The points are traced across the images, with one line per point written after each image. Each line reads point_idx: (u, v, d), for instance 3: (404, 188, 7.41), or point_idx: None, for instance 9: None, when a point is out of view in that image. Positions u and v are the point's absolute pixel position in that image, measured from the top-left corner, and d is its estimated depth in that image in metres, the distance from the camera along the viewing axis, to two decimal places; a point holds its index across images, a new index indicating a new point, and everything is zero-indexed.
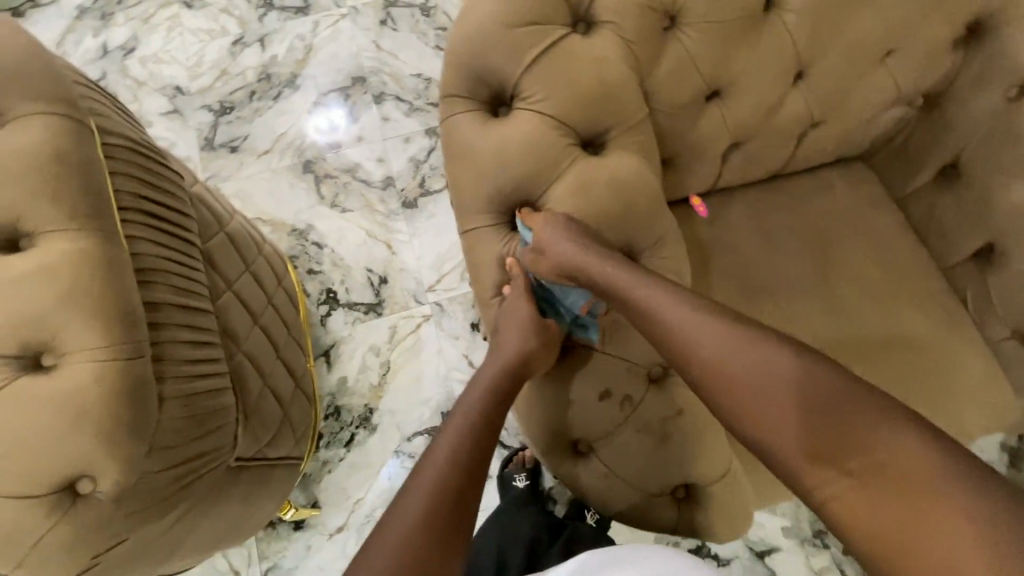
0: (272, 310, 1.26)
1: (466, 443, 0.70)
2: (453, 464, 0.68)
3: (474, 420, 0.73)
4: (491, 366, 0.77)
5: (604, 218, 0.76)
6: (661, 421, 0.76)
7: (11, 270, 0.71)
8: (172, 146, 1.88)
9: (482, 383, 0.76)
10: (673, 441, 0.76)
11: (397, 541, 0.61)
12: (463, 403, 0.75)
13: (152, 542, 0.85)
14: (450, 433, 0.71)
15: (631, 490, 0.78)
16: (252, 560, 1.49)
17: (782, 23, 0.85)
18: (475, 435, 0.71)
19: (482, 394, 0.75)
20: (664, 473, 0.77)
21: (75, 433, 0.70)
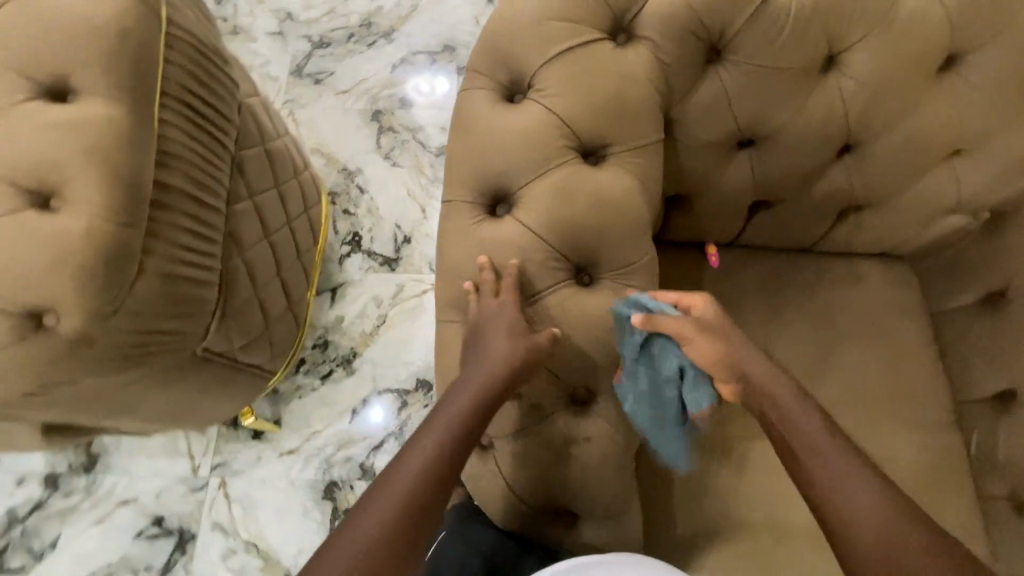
0: (287, 231, 1.33)
1: (439, 461, 0.67)
2: (421, 481, 0.66)
3: (450, 436, 0.69)
4: (474, 376, 0.70)
5: (579, 229, 0.73)
6: (564, 441, 0.75)
7: (49, 116, 0.79)
8: (266, 64, 2.02)
9: (462, 394, 0.70)
10: (570, 464, 0.75)
11: (359, 554, 0.62)
12: (441, 412, 0.70)
13: (102, 393, 0.93)
14: (425, 446, 0.68)
15: (516, 500, 0.77)
16: (208, 451, 1.59)
17: (842, 87, 0.78)
18: (450, 453, 0.68)
19: (461, 406, 0.70)
20: (554, 491, 0.76)
21: (54, 272, 0.77)
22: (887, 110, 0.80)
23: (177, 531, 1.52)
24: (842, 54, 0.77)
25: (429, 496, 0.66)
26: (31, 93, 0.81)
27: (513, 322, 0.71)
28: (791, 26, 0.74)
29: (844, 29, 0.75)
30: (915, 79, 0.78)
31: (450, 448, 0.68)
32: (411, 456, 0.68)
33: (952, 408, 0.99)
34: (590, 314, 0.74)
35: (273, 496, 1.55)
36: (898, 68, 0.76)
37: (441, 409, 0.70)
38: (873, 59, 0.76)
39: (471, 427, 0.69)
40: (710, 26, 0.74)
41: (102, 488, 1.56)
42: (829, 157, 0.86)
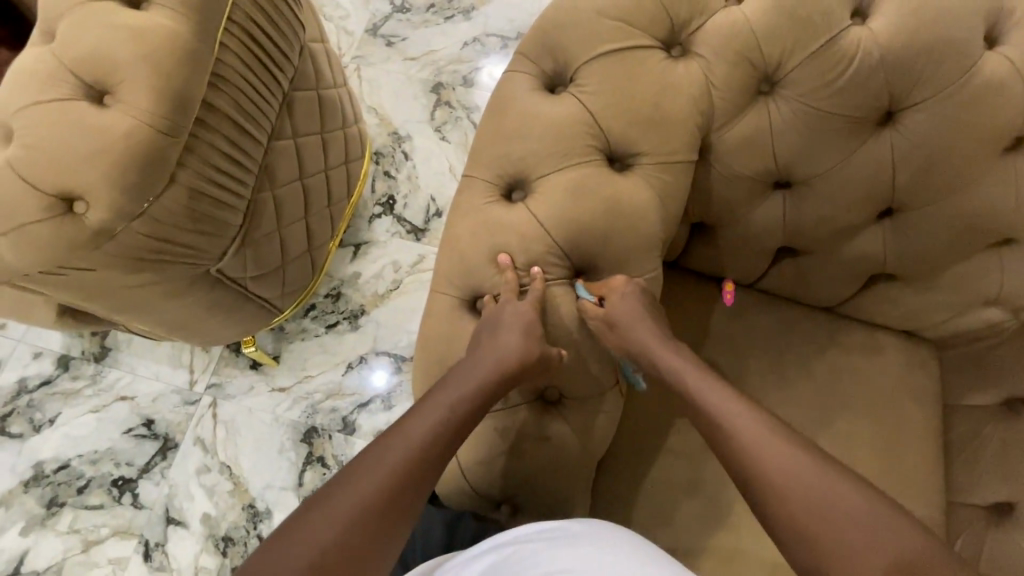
0: (323, 178, 1.36)
1: (435, 442, 0.67)
2: (414, 459, 0.65)
3: (449, 418, 0.68)
4: (483, 365, 0.70)
5: (585, 232, 0.73)
6: (521, 435, 0.75)
7: (119, 18, 0.83)
8: (346, 18, 2.07)
9: (467, 381, 0.70)
10: (523, 457, 0.75)
11: (341, 522, 0.60)
12: (443, 391, 0.70)
13: (115, 288, 0.99)
14: (422, 424, 0.68)
15: (462, 481, 0.77)
16: (207, 369, 1.65)
17: (894, 145, 0.74)
18: (446, 434, 0.68)
19: (467, 393, 0.69)
20: (500, 480, 0.76)
21: (91, 163, 0.82)
22: (938, 180, 0.75)
23: (163, 437, 1.60)
24: (902, 112, 0.73)
25: (421, 473, 0.65)
26: None
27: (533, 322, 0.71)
28: (853, 71, 0.71)
29: (910, 86, 0.71)
30: (976, 153, 0.73)
31: (447, 430, 0.68)
32: (407, 431, 0.67)
33: (945, 509, 0.92)
34: (578, 319, 0.74)
35: (256, 426, 1.60)
36: (959, 137, 0.72)
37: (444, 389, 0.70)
38: (934, 124, 0.72)
39: (470, 411, 0.69)
40: (767, 55, 0.72)
41: (106, 380, 1.65)
42: (867, 217, 0.82)
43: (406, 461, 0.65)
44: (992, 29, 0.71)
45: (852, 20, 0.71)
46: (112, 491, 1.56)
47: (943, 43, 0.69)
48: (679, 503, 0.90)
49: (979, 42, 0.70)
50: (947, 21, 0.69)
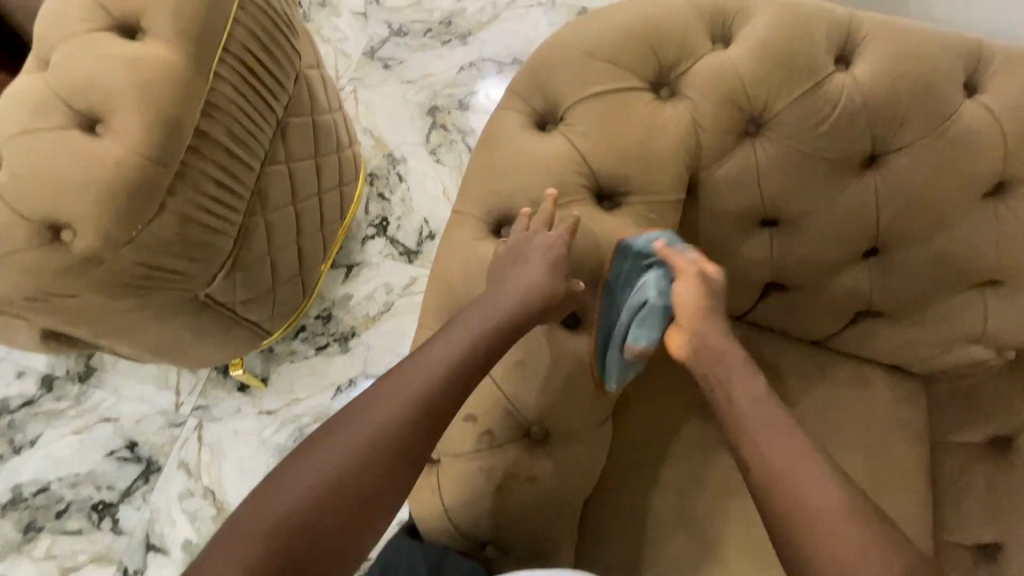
0: (315, 202, 1.36)
1: (437, 384, 0.67)
2: (416, 399, 0.66)
3: (432, 386, 0.67)
4: (488, 309, 0.70)
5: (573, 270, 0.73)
6: (506, 475, 0.73)
7: (113, 48, 0.84)
8: (344, 41, 2.10)
9: (471, 325, 0.70)
10: (508, 498, 0.73)
11: (346, 457, 0.63)
12: (444, 339, 0.69)
13: (99, 313, 0.97)
14: (425, 366, 0.68)
15: (445, 521, 0.75)
16: (194, 391, 1.63)
17: (879, 187, 0.75)
18: (428, 401, 0.66)
19: (470, 338, 0.69)
20: (484, 521, 0.74)
21: (80, 191, 0.82)
22: (921, 221, 0.77)
23: (146, 460, 1.57)
24: (885, 156, 0.74)
25: (400, 437, 0.65)
26: (103, 23, 0.86)
27: (529, 286, 0.70)
28: (835, 116, 0.72)
29: (892, 131, 0.72)
30: (957, 196, 0.74)
31: (428, 397, 0.66)
32: (396, 386, 0.66)
33: (933, 548, 0.91)
34: (565, 356, 0.74)
35: (242, 449, 1.58)
36: (941, 181, 0.73)
37: (429, 352, 0.69)
38: (917, 168, 0.73)
39: (475, 353, 0.69)
40: (753, 98, 0.74)
41: (90, 401, 1.62)
42: (854, 256, 0.82)
43: (384, 424, 0.64)
44: (970, 79, 0.73)
45: (834, 67, 0.73)
46: (91, 515, 1.53)
47: (922, 92, 0.71)
48: (666, 540, 0.88)
49: (958, 91, 0.72)
50: (925, 71, 0.71)
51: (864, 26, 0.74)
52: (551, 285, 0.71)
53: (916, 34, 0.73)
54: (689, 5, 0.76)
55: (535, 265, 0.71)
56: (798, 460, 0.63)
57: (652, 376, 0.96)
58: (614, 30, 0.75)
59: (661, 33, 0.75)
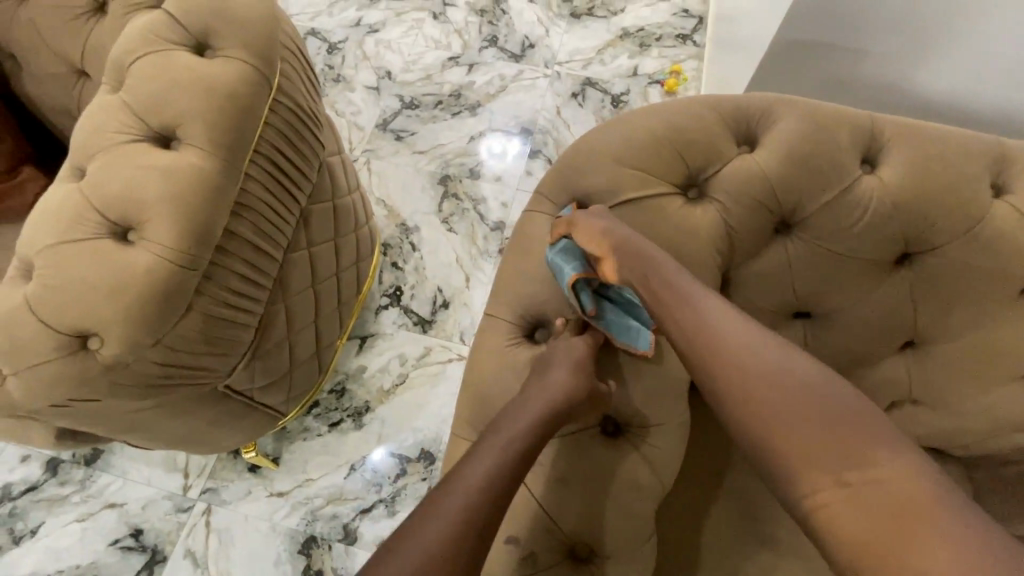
0: (334, 281, 1.36)
1: (486, 495, 0.61)
2: (465, 516, 0.59)
3: (470, 506, 0.60)
4: (529, 407, 0.67)
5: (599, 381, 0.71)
6: None
7: (148, 159, 0.86)
8: (357, 114, 2.17)
9: (513, 428, 0.66)
10: None
11: None
12: (487, 443, 0.65)
13: (119, 414, 0.95)
14: (470, 478, 0.62)
15: None
16: (203, 473, 1.58)
17: (913, 284, 0.75)
18: (466, 532, 0.59)
19: (514, 441, 0.65)
20: None
21: (110, 300, 0.81)
22: (960, 317, 0.76)
23: (151, 549, 1.51)
24: (918, 254, 0.75)
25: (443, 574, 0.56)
26: (138, 135, 0.88)
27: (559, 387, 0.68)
28: (867, 218, 0.73)
29: (925, 231, 0.73)
30: (994, 294, 0.74)
31: (468, 518, 0.59)
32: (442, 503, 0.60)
33: None
34: (607, 468, 0.72)
35: (253, 536, 1.52)
36: (977, 280, 0.73)
37: (461, 467, 0.63)
38: (952, 267, 0.73)
39: (523, 455, 0.64)
40: (783, 201, 0.74)
41: (96, 486, 1.57)
42: (891, 349, 0.81)
43: (434, 546, 0.57)
44: (995, 179, 0.75)
45: (861, 169, 0.75)
46: None
47: (950, 193, 0.72)
48: None
49: (985, 193, 0.73)
50: (952, 175, 0.73)
51: (887, 130, 0.76)
52: (590, 388, 0.69)
53: (940, 137, 0.74)
54: (713, 111, 0.78)
55: (567, 367, 0.69)
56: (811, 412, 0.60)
57: (686, 468, 0.93)
58: (641, 136, 0.77)
59: (688, 139, 0.76)
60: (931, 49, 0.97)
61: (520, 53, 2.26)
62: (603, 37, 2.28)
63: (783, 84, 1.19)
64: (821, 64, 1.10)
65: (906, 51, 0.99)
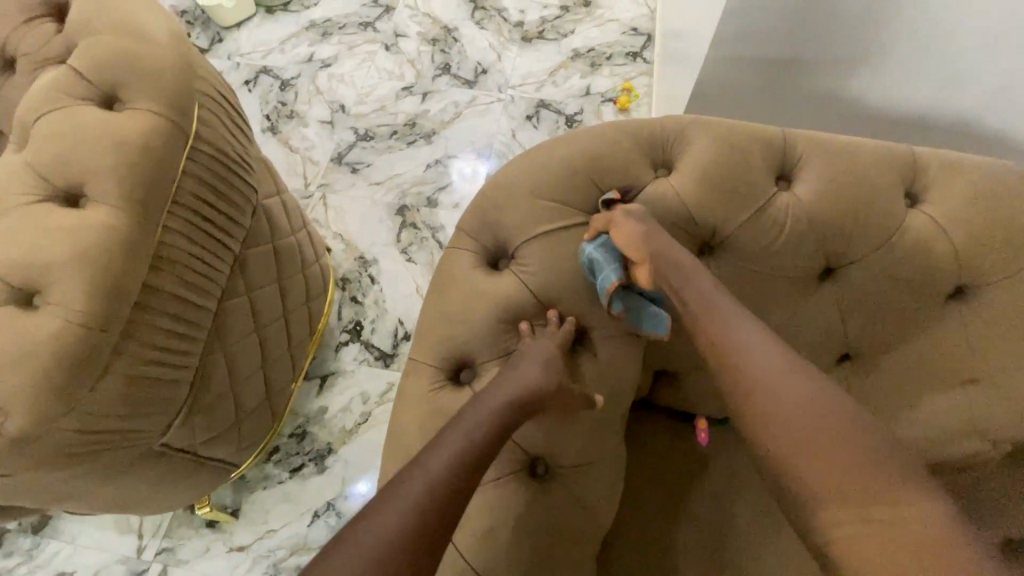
0: (281, 324, 1.33)
1: (446, 483, 0.58)
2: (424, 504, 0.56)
3: (408, 521, 0.55)
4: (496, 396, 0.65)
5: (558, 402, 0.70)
6: None
7: (54, 220, 0.82)
8: (312, 149, 2.16)
9: (481, 416, 0.64)
10: None
11: None
12: (454, 432, 0.62)
13: (40, 486, 0.90)
14: (432, 465, 0.59)
15: None
16: (158, 532, 1.51)
17: (838, 299, 0.75)
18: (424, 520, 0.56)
19: (481, 429, 0.63)
20: None
21: (14, 370, 0.77)
22: (890, 328, 0.75)
23: None
24: (841, 268, 0.74)
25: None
26: (44, 194, 0.85)
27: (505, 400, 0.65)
28: (786, 235, 0.72)
29: (843, 246, 0.72)
30: (919, 303, 0.74)
31: (432, 501, 0.57)
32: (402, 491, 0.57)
33: None
34: (538, 513, 0.69)
35: None
36: (900, 290, 0.73)
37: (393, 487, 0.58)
38: (875, 278, 0.73)
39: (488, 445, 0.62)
40: (702, 223, 0.73)
41: (44, 555, 1.49)
42: (826, 364, 0.80)
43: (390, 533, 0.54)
44: (911, 188, 0.75)
45: (777, 187, 0.74)
46: None
47: (866, 205, 0.72)
48: None
49: (899, 205, 0.73)
50: (866, 188, 0.72)
51: (802, 145, 0.75)
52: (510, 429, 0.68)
53: (854, 148, 0.74)
54: (628, 136, 0.77)
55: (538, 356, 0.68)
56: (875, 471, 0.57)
57: (637, 498, 0.91)
58: (557, 165, 0.76)
59: (604, 166, 0.75)
60: (853, 54, 0.98)
61: (473, 79, 2.27)
62: (555, 60, 2.30)
63: (716, 95, 1.19)
64: (749, 74, 1.10)
65: (830, 57, 1.00)
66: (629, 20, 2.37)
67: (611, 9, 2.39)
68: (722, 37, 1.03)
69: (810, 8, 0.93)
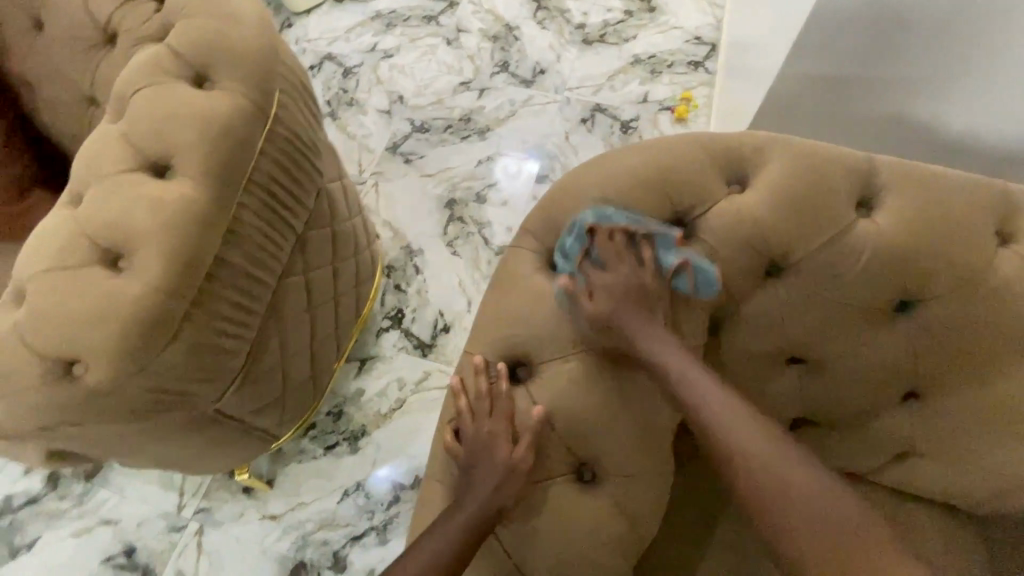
0: (331, 305, 1.37)
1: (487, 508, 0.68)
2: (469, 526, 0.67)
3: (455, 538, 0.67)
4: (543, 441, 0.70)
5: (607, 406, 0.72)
6: None
7: (143, 188, 0.87)
8: (368, 137, 2.20)
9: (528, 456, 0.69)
10: None
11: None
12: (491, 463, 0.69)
13: (106, 437, 0.96)
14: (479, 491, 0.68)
15: None
16: (198, 492, 1.59)
17: (910, 333, 0.72)
18: (467, 535, 0.67)
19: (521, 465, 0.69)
20: None
21: (98, 326, 0.83)
22: (966, 367, 0.72)
23: (142, 568, 1.51)
24: (918, 303, 0.71)
25: None
26: (135, 163, 0.90)
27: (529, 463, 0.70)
28: (862, 264, 0.70)
29: (922, 281, 0.70)
30: (998, 346, 0.70)
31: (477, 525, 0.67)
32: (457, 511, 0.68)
33: None
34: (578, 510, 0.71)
35: (243, 559, 1.51)
36: (978, 331, 0.70)
37: (436, 538, 0.67)
38: (952, 315, 0.70)
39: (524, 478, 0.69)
40: (774, 244, 0.72)
41: (93, 501, 1.58)
42: (891, 399, 0.78)
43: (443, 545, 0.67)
44: (1001, 226, 0.72)
45: (856, 213, 0.72)
46: None
47: (950, 238, 0.69)
48: None
49: (989, 244, 0.70)
50: (953, 221, 0.70)
51: (885, 173, 0.73)
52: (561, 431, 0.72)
53: (940, 179, 0.72)
54: (703, 149, 0.76)
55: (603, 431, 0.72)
56: (849, 514, 0.61)
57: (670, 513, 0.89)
58: (628, 173, 0.75)
59: (677, 177, 0.75)
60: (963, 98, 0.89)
61: (530, 78, 2.27)
62: (614, 64, 2.28)
63: (803, 104, 1.13)
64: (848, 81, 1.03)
65: (938, 93, 0.92)
66: (694, 28, 2.32)
67: (676, 16, 2.36)
68: (811, 33, 1.00)
69: (939, 14, 0.85)
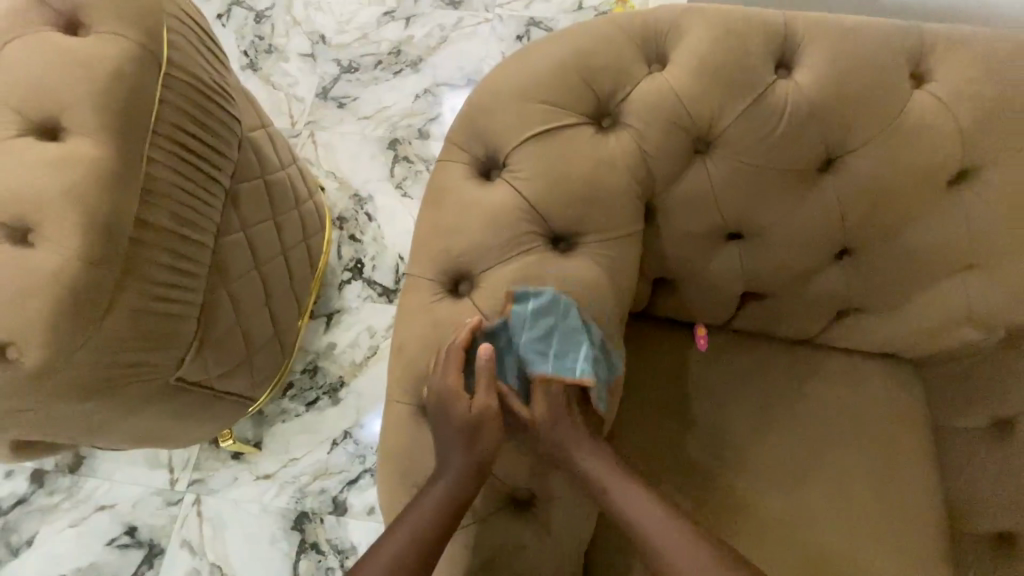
0: (281, 260, 1.33)
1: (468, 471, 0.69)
2: (455, 491, 0.69)
3: (444, 502, 0.68)
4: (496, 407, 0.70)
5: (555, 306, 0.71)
6: (498, 545, 0.76)
7: (37, 154, 0.81)
8: (295, 84, 2.07)
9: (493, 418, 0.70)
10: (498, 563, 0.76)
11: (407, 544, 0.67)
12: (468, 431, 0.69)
13: (67, 420, 0.95)
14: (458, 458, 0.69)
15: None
16: (188, 466, 1.60)
17: (838, 190, 0.74)
18: (455, 498, 0.69)
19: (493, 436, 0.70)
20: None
21: (23, 306, 0.79)
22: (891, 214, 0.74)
23: (147, 543, 1.54)
24: (841, 158, 0.73)
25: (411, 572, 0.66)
26: (23, 130, 0.83)
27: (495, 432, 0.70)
28: (785, 125, 0.70)
29: (843, 135, 0.71)
30: (917, 191, 0.73)
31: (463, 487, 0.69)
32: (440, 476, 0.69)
33: (949, 543, 0.89)
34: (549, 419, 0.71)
35: (246, 519, 1.56)
36: (898, 179, 0.72)
37: (428, 502, 0.69)
38: (874, 166, 0.72)
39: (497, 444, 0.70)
40: (700, 118, 0.71)
41: (83, 491, 1.59)
42: (825, 259, 0.80)
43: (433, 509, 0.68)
44: (916, 70, 0.73)
45: (777, 75, 0.71)
46: None
47: (865, 90, 0.70)
48: None
49: (905, 91, 0.71)
50: (868, 71, 0.70)
51: (802, 30, 0.72)
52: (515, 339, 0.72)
53: (855, 31, 0.71)
54: (621, 30, 0.73)
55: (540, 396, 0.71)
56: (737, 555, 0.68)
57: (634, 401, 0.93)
58: (547, 66, 0.72)
59: (597, 64, 0.72)
60: None
61: None
62: None
63: None
64: None
65: None
66: None
67: None
68: None
69: None
